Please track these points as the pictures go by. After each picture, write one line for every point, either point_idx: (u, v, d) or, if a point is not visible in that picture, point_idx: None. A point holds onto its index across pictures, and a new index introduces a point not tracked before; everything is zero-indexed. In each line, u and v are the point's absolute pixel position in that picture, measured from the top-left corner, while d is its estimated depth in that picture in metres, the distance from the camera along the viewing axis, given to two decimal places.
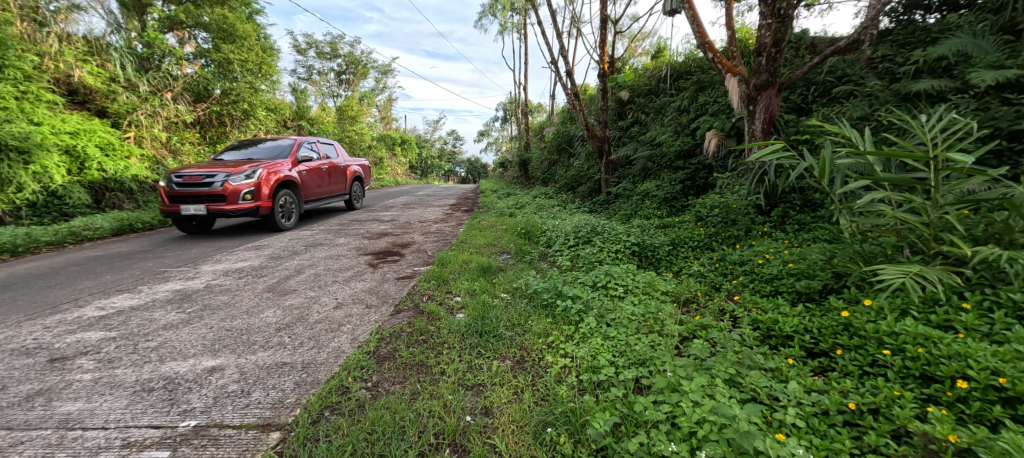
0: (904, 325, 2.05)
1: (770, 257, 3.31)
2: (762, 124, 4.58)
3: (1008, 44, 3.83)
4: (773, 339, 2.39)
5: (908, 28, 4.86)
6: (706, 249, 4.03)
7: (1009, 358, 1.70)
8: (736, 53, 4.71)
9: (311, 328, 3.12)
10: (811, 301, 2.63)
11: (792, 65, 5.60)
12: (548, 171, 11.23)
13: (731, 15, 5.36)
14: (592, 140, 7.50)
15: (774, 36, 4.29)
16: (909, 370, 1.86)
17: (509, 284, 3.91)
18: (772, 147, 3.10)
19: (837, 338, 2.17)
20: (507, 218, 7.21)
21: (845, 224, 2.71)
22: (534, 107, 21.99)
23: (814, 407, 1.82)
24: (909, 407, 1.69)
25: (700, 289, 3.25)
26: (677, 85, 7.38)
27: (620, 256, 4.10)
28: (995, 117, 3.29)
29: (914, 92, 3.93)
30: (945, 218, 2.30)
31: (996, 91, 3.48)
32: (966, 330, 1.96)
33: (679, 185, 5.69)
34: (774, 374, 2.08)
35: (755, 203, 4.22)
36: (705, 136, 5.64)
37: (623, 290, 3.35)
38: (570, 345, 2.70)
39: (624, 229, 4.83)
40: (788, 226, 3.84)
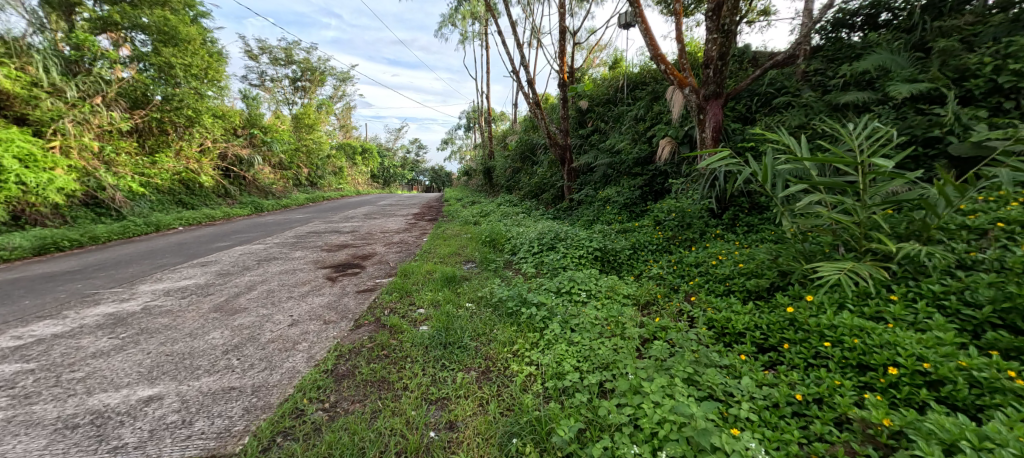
0: (841, 318, 2.19)
1: (722, 258, 3.47)
2: (711, 133, 4.82)
3: (919, 60, 4.28)
4: (727, 336, 2.49)
5: (835, 46, 5.33)
6: (664, 252, 4.17)
7: (931, 345, 1.85)
8: (686, 65, 4.92)
9: (262, 349, 2.93)
10: (760, 299, 2.77)
11: (737, 77, 5.96)
12: (512, 178, 11.28)
13: (680, 30, 5.63)
14: (553, 148, 7.63)
15: (719, 50, 4.54)
16: (847, 359, 1.99)
17: (473, 294, 3.86)
18: (718, 154, 3.29)
19: (783, 333, 2.29)
20: (471, 226, 7.16)
21: (787, 226, 2.88)
22: (498, 115, 22.05)
23: (765, 400, 1.91)
24: (848, 395, 1.81)
25: (659, 291, 3.33)
26: (633, 95, 7.65)
27: (583, 261, 4.16)
28: (911, 126, 3.65)
29: (843, 103, 4.28)
30: (873, 218, 2.50)
31: (911, 103, 3.86)
32: (895, 319, 2.11)
33: (637, 190, 5.87)
34: (728, 370, 2.17)
35: (707, 206, 4.42)
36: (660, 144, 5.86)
37: (586, 294, 3.39)
38: (535, 353, 2.69)
39: (587, 235, 4.91)
40: (738, 228, 4.05)
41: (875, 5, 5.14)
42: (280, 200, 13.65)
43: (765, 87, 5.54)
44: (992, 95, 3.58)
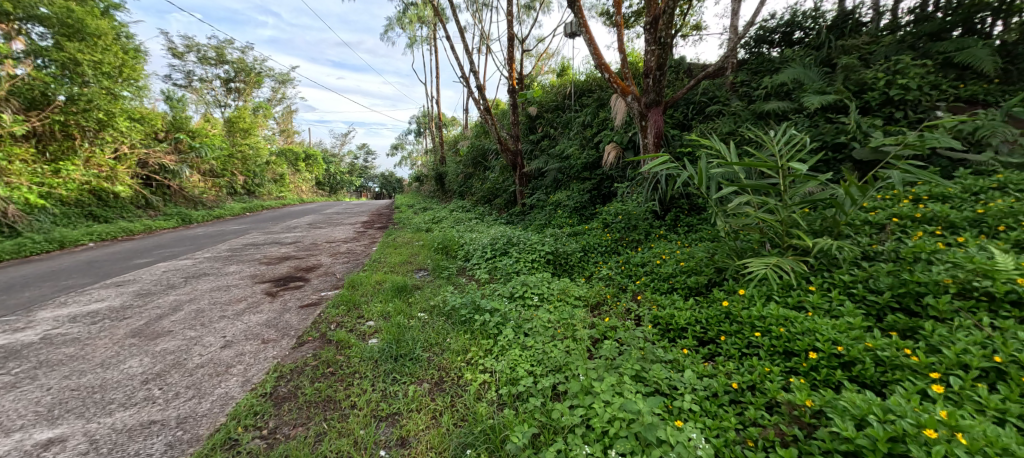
0: (769, 309, 2.38)
1: (665, 257, 3.65)
2: (652, 138, 5.09)
3: (827, 74, 4.79)
4: (671, 332, 2.62)
5: (758, 60, 5.83)
6: (612, 253, 4.32)
7: (843, 329, 2.05)
8: (627, 74, 5.16)
9: (189, 375, 2.66)
10: (700, 295, 2.95)
11: (674, 86, 6.34)
12: (464, 184, 11.20)
13: (622, 41, 5.90)
14: (505, 153, 7.68)
15: (657, 60, 4.81)
16: (775, 347, 2.16)
17: (426, 303, 3.76)
18: (658, 159, 3.47)
19: (720, 326, 2.44)
20: (423, 233, 7.00)
21: (721, 225, 3.09)
22: (449, 120, 21.82)
23: (706, 391, 2.03)
24: (776, 380, 1.96)
25: (609, 291, 3.44)
26: (580, 102, 7.89)
27: (535, 265, 4.21)
28: (821, 133, 4.07)
29: (766, 111, 4.69)
30: (793, 216, 2.74)
31: (822, 112, 4.30)
32: (813, 307, 2.32)
33: (586, 194, 6.05)
34: (673, 365, 2.28)
35: (651, 208, 4.64)
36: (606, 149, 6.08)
37: (538, 298, 3.42)
38: (489, 360, 2.67)
39: (539, 239, 4.97)
40: (680, 228, 4.29)
41: (790, 25, 5.77)
42: (212, 210, 12.56)
43: (699, 96, 5.85)
44: (885, 106, 4.08)
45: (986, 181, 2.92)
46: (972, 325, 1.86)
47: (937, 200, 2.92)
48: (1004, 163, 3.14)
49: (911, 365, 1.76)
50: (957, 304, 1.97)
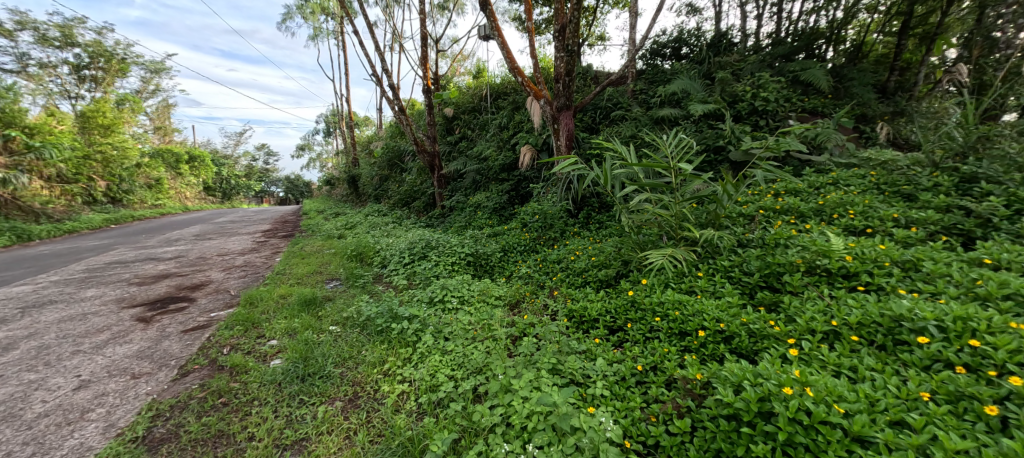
0: (666, 295, 2.63)
1: (579, 253, 3.85)
2: (565, 141, 5.34)
3: (708, 86, 5.47)
4: (585, 323, 2.77)
5: (653, 71, 6.45)
6: (531, 252, 4.45)
7: (724, 308, 2.34)
8: (539, 78, 5.35)
9: (27, 429, 2.14)
10: (609, 286, 3.16)
11: (583, 92, 6.74)
12: (380, 187, 10.67)
13: (533, 46, 6.10)
14: (422, 155, 7.49)
15: (566, 67, 5.06)
16: (672, 329, 2.39)
17: (337, 315, 3.50)
18: (567, 161, 3.65)
19: (627, 315, 2.65)
20: (335, 240, 6.52)
21: (625, 221, 3.35)
22: (362, 120, 20.66)
23: (615, 376, 2.18)
24: (673, 358, 2.18)
25: (528, 289, 3.53)
26: (496, 104, 8.00)
27: (455, 268, 4.16)
28: (705, 137, 4.62)
29: (661, 117, 5.19)
30: (683, 211, 3.07)
31: (705, 119, 4.90)
32: (702, 290, 2.61)
33: (505, 195, 6.16)
34: (586, 355, 2.41)
35: (565, 207, 4.87)
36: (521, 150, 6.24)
37: (458, 301, 3.38)
38: (408, 369, 2.57)
39: (458, 241, 4.92)
40: (591, 225, 4.56)
41: (678, 41, 6.48)
42: (61, 224, 10.31)
43: (605, 102, 6.24)
44: (752, 115, 4.78)
45: (824, 178, 3.57)
46: (817, 296, 2.24)
47: (791, 194, 3.49)
48: (836, 163, 3.86)
49: (775, 334, 2.07)
50: (806, 280, 2.36)
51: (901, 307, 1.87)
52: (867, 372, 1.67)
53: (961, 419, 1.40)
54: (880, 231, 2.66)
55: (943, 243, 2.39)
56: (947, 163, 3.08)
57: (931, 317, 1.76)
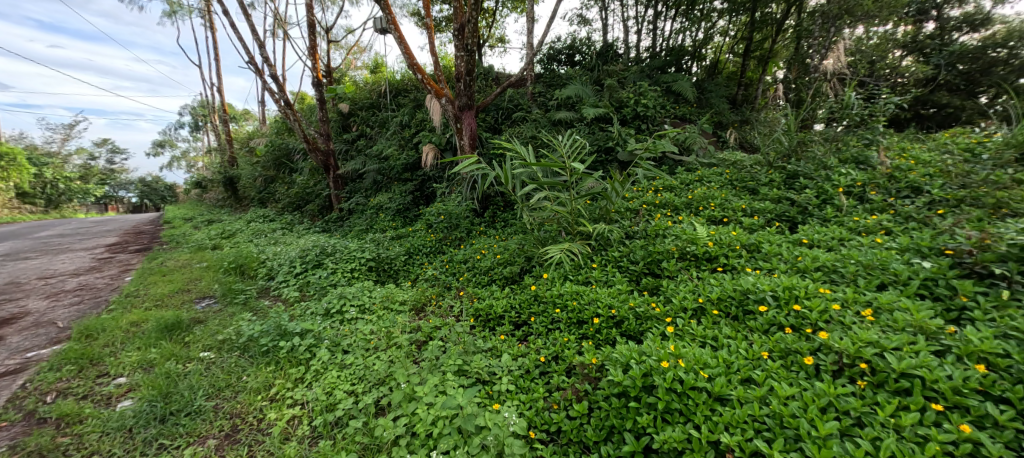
0: (565, 287, 2.78)
1: (484, 252, 3.90)
2: (468, 140, 5.35)
3: (598, 92, 5.93)
4: (491, 321, 2.80)
5: (550, 75, 6.80)
6: (437, 253, 4.36)
7: (615, 296, 2.56)
8: (440, 76, 5.26)
9: None
10: (514, 283, 3.25)
11: (485, 92, 6.81)
12: (265, 189, 9.49)
13: (433, 43, 5.97)
14: (314, 154, 6.84)
15: (466, 66, 5.07)
16: (571, 319, 2.54)
17: (210, 339, 3.01)
18: (468, 161, 3.65)
19: (530, 309, 2.74)
20: (209, 252, 5.63)
21: (526, 219, 3.47)
22: (241, 113, 18.13)
23: (519, 369, 2.25)
24: (572, 347, 2.31)
25: (434, 291, 3.45)
26: (396, 102, 7.68)
27: (355, 275, 3.89)
28: (596, 139, 5.02)
29: (558, 119, 5.49)
30: (577, 207, 3.28)
31: (596, 123, 5.31)
32: (596, 280, 2.82)
33: (409, 196, 5.95)
34: (492, 352, 2.44)
35: (470, 207, 4.88)
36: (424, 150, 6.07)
37: (357, 311, 3.15)
38: (299, 390, 2.32)
39: (358, 245, 4.61)
40: (497, 224, 4.64)
41: (571, 48, 6.94)
42: None
43: (506, 103, 6.39)
44: (635, 120, 5.31)
45: (691, 175, 4.12)
46: (687, 278, 2.57)
47: (667, 190, 3.96)
48: (700, 163, 4.49)
49: (656, 314, 2.32)
50: (679, 265, 2.69)
51: (748, 283, 2.23)
52: (725, 341, 1.95)
53: (789, 370, 1.71)
54: (732, 220, 3.15)
55: (776, 227, 2.93)
56: (777, 162, 3.78)
57: (768, 288, 2.14)
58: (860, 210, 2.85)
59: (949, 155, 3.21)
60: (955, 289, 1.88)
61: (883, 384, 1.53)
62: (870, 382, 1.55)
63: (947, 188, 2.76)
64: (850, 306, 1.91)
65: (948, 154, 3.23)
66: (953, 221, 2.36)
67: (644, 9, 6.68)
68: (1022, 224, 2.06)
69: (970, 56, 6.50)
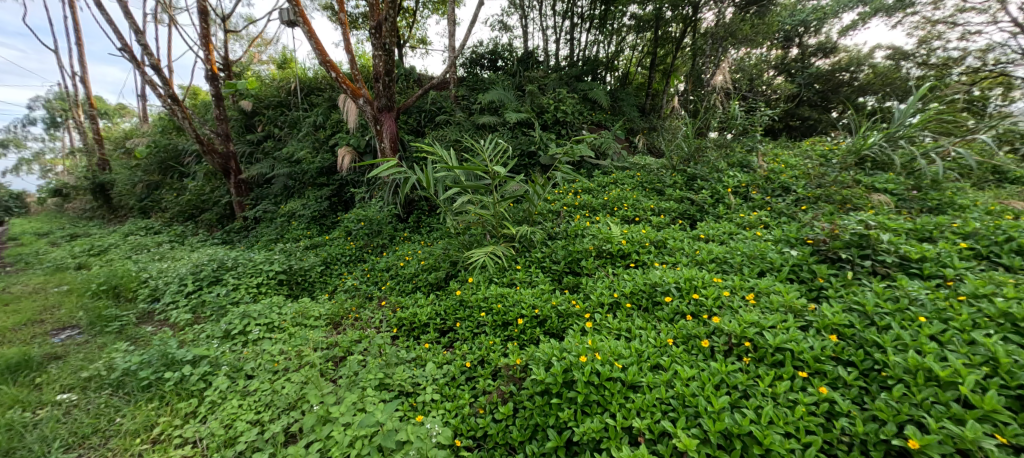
0: (490, 290, 2.79)
1: (409, 258, 3.78)
2: (389, 143, 5.16)
3: (520, 97, 6.08)
4: (415, 329, 2.72)
5: (473, 79, 6.83)
6: (357, 262, 4.13)
7: (539, 295, 2.63)
8: (357, 75, 4.99)
9: None
10: (440, 289, 3.20)
11: (406, 94, 6.62)
12: (148, 196, 8.20)
13: (348, 40, 5.65)
14: (210, 156, 6.07)
15: (385, 66, 4.89)
16: (496, 321, 2.56)
17: (69, 377, 2.51)
18: (386, 166, 3.52)
19: (456, 314, 2.71)
20: (71, 272, 4.72)
21: (450, 223, 3.42)
22: (114, 109, 15.50)
23: (445, 377, 2.20)
24: (497, 349, 2.32)
25: (354, 303, 3.25)
26: (309, 101, 7.14)
27: (262, 290, 3.52)
28: (519, 143, 5.13)
29: (482, 123, 5.52)
30: (500, 210, 3.32)
31: (518, 127, 5.43)
32: (521, 282, 2.87)
33: (325, 202, 5.57)
34: (416, 362, 2.36)
35: (393, 212, 4.72)
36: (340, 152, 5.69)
37: (263, 330, 2.85)
38: (191, 426, 2.04)
39: (266, 257, 4.18)
40: (422, 229, 4.54)
41: (493, 54, 7.06)
42: None
43: (429, 105, 6.27)
44: (555, 125, 5.53)
45: (607, 178, 4.40)
46: (604, 274, 2.73)
47: (585, 192, 4.18)
48: (614, 166, 4.81)
49: (576, 311, 2.42)
50: (597, 263, 2.85)
51: (656, 276, 2.43)
52: (637, 331, 2.09)
53: (690, 353, 1.89)
54: (643, 219, 3.42)
55: (679, 225, 3.24)
56: (679, 166, 4.19)
57: (673, 281, 2.34)
58: (745, 207, 3.26)
59: (808, 160, 3.82)
60: (815, 272, 2.23)
61: (763, 358, 1.75)
62: (753, 358, 1.76)
63: (808, 187, 3.27)
64: (737, 292, 2.17)
65: (808, 159, 3.83)
66: (813, 216, 2.80)
67: (561, 19, 6.98)
68: (859, 216, 2.51)
69: (822, 78, 7.83)
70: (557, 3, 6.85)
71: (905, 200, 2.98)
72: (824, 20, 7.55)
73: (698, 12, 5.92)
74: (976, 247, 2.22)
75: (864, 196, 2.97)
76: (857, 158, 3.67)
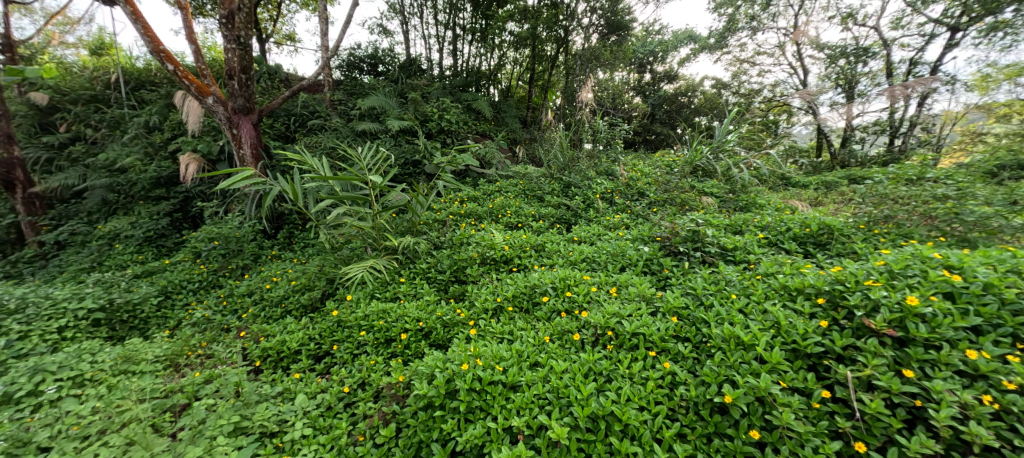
0: (371, 307, 2.62)
1: (277, 280, 3.37)
2: (249, 150, 4.56)
3: (402, 104, 5.92)
4: (284, 359, 2.42)
5: (352, 83, 6.44)
6: (210, 289, 3.52)
7: (424, 307, 2.57)
8: (205, 70, 4.28)
9: None
10: (314, 310, 2.91)
11: (270, 94, 5.92)
12: None
13: (190, 27, 4.82)
14: None
15: (240, 62, 4.32)
16: (378, 339, 2.42)
17: None
18: (240, 175, 3.05)
19: (333, 337, 2.49)
20: None
21: (324, 238, 3.14)
22: None
23: (318, 408, 2.00)
24: (379, 369, 2.20)
25: (204, 337, 2.75)
26: (138, 98, 5.90)
27: (66, 334, 2.71)
28: (403, 152, 5.00)
29: (361, 130, 5.21)
30: (381, 222, 3.15)
31: (401, 136, 5.29)
32: (405, 295, 2.77)
33: (165, 219, 4.64)
34: (284, 396, 2.10)
35: (257, 228, 4.18)
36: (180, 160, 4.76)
37: (67, 385, 2.19)
38: None
39: (72, 290, 3.25)
40: (295, 246, 4.14)
41: (373, 58, 6.79)
42: None
43: (299, 109, 5.70)
44: (440, 134, 5.53)
45: (492, 186, 4.54)
46: (488, 281, 2.79)
47: (471, 200, 4.25)
48: (499, 175, 4.99)
49: (461, 320, 2.43)
50: (481, 270, 2.90)
51: (534, 279, 2.58)
52: (518, 333, 2.18)
53: (564, 347, 2.04)
54: (525, 225, 3.60)
55: (557, 229, 3.50)
56: (556, 174, 4.54)
57: (549, 281, 2.51)
58: (611, 211, 3.68)
59: (658, 169, 4.49)
60: (662, 265, 2.62)
61: (622, 344, 1.98)
62: (615, 345, 1.98)
63: (657, 192, 3.85)
64: (602, 287, 2.43)
65: (658, 168, 4.51)
66: (660, 217, 3.31)
67: (444, 29, 7.02)
68: (692, 216, 3.04)
69: (668, 100, 9.32)
70: (438, 13, 6.88)
71: (725, 201, 3.70)
72: (668, 52, 9.00)
73: (569, 35, 6.53)
74: (769, 236, 2.85)
75: (696, 199, 3.62)
76: (692, 167, 4.44)
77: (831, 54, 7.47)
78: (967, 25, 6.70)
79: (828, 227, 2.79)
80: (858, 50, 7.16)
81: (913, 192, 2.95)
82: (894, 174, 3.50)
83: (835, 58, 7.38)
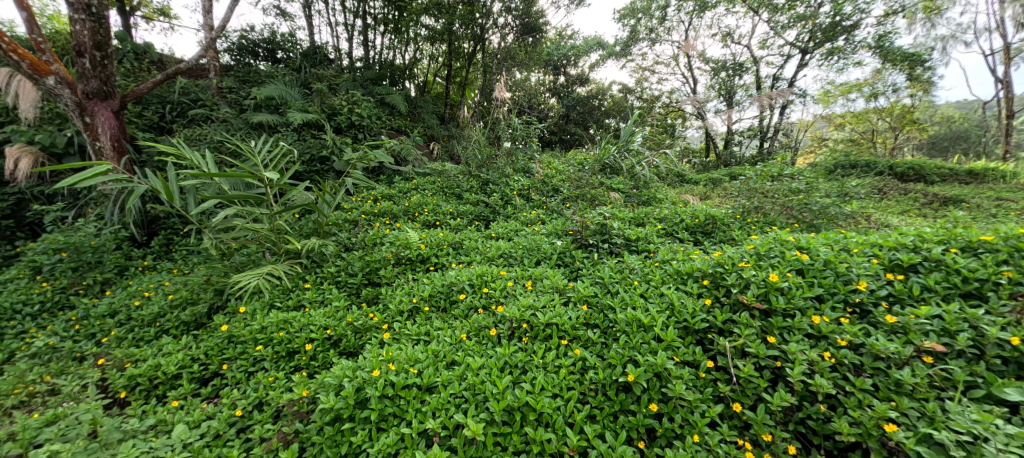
0: (269, 318, 2.35)
1: (149, 294, 2.88)
2: (110, 141, 3.84)
3: (306, 96, 5.43)
4: (160, 387, 2.07)
5: (244, 69, 5.74)
6: (57, 310, 2.88)
7: (333, 314, 2.37)
8: (43, 41, 3.47)
9: None
10: (200, 327, 2.54)
11: (135, 76, 5.02)
12: None
13: None
14: None
15: (93, 38, 3.60)
16: (278, 353, 2.18)
17: None
18: (90, 172, 2.45)
19: (223, 355, 2.19)
20: None
21: (210, 244, 2.73)
22: None
23: (203, 438, 1.73)
24: (280, 384, 1.98)
25: (48, 370, 2.23)
26: None
27: None
28: (308, 147, 4.61)
29: (257, 122, 4.67)
30: (281, 224, 2.82)
31: (305, 130, 4.87)
32: (310, 303, 2.54)
33: None
34: (158, 429, 1.79)
35: (123, 235, 3.54)
36: (7, 153, 3.81)
37: None
38: None
39: None
40: (176, 254, 3.61)
41: (270, 43, 6.15)
42: None
43: (177, 96, 4.93)
44: (350, 128, 5.20)
45: (409, 184, 4.38)
46: (404, 281, 2.68)
47: (386, 198, 4.05)
48: (416, 172, 4.84)
49: (373, 325, 2.30)
50: (396, 271, 2.78)
51: (451, 277, 2.54)
52: (434, 333, 2.12)
53: (481, 343, 2.04)
54: (443, 223, 3.54)
55: (475, 226, 3.49)
56: (474, 172, 4.53)
57: (466, 279, 2.49)
58: (527, 207, 3.78)
59: (571, 166, 4.71)
60: (574, 257, 2.76)
61: (537, 335, 2.04)
62: (529, 337, 2.03)
63: (571, 188, 4.05)
64: (518, 281, 2.47)
65: (571, 166, 4.73)
66: (572, 212, 3.48)
67: (352, 17, 6.59)
68: (601, 211, 3.24)
69: (581, 102, 9.83)
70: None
71: (629, 196, 4.02)
72: (579, 56, 9.47)
73: (485, 33, 6.55)
74: (666, 227, 3.15)
75: (605, 195, 3.88)
76: (601, 165, 4.74)
77: (715, 67, 8.52)
78: (813, 49, 8.09)
79: (712, 218, 3.18)
80: (735, 65, 8.26)
81: (775, 186, 3.48)
82: (762, 171, 4.12)
83: (718, 71, 8.43)
